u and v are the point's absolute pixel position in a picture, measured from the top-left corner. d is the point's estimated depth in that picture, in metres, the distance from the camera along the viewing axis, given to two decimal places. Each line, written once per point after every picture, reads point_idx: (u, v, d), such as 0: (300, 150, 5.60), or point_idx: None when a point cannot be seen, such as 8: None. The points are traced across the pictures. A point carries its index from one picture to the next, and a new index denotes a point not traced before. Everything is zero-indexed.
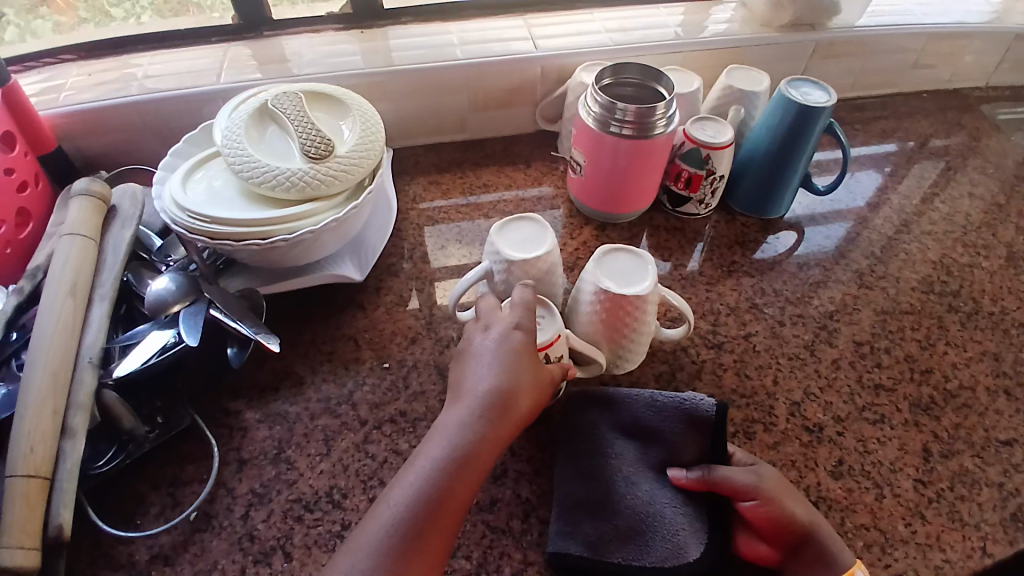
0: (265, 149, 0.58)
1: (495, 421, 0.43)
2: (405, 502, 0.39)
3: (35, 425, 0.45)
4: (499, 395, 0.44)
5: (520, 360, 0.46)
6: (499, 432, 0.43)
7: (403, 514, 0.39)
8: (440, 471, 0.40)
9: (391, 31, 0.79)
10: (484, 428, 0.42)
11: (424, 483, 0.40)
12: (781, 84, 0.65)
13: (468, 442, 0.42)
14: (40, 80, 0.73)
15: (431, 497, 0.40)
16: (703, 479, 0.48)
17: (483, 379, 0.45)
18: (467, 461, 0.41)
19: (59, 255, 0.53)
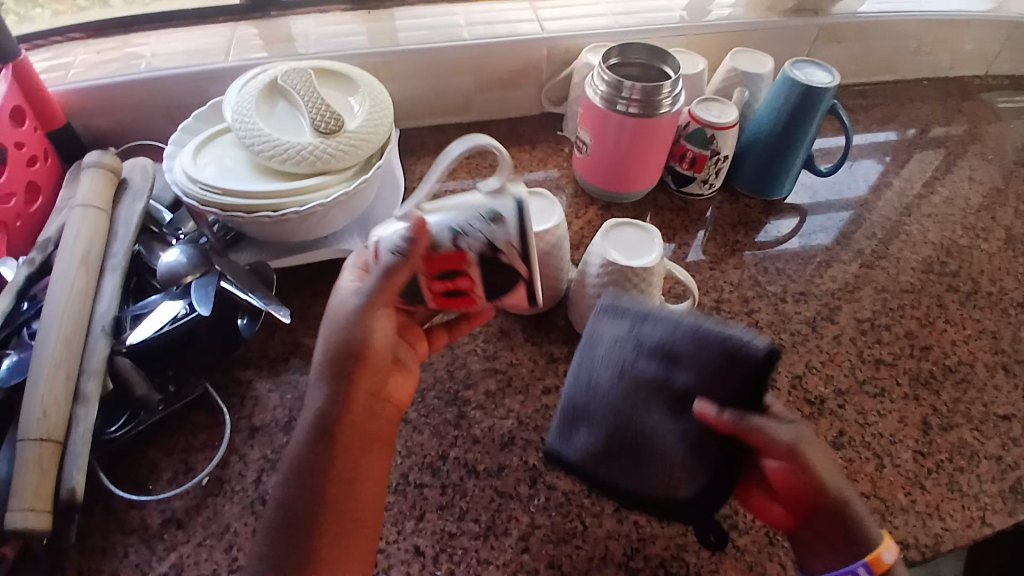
0: (276, 124, 0.59)
1: (360, 373, 0.43)
2: (292, 464, 0.42)
3: (49, 391, 0.46)
4: (344, 348, 0.42)
5: (377, 315, 0.42)
6: (337, 393, 0.42)
7: (294, 474, 0.41)
8: (314, 425, 0.42)
9: (398, 12, 0.79)
10: (328, 395, 0.42)
11: (302, 442, 0.42)
12: (785, 66, 0.66)
13: (322, 410, 0.42)
14: (49, 58, 0.73)
15: (312, 456, 0.41)
16: (735, 425, 0.39)
17: (328, 336, 0.43)
18: (329, 428, 0.42)
19: (72, 225, 0.54)
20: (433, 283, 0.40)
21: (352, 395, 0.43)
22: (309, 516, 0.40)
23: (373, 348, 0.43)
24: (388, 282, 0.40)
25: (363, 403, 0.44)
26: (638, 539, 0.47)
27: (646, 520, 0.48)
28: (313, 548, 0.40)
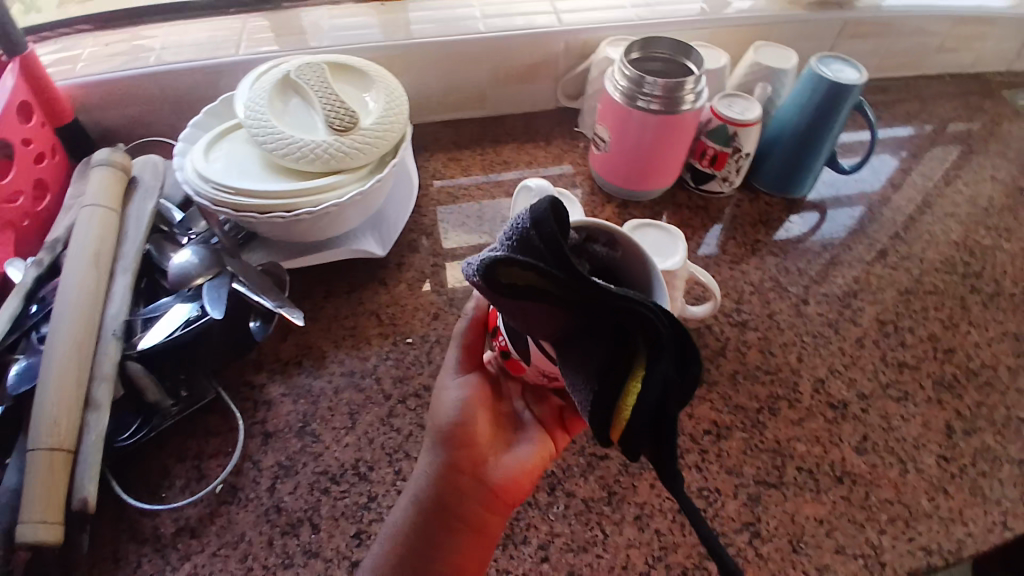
0: (289, 120, 0.57)
1: (465, 444, 0.46)
2: (397, 527, 0.44)
3: (59, 397, 0.45)
4: (449, 423, 0.46)
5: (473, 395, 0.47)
6: (450, 462, 0.45)
7: (393, 539, 0.43)
8: (421, 495, 0.45)
9: (412, 4, 0.78)
10: (435, 466, 0.45)
11: (410, 508, 0.44)
12: (810, 62, 0.64)
13: (427, 484, 0.45)
14: (53, 50, 0.72)
15: (416, 523, 0.44)
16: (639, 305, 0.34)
17: (448, 410, 0.47)
18: (431, 504, 0.44)
19: (81, 225, 0.53)
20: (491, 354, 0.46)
21: (454, 465, 0.45)
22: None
23: (474, 418, 0.46)
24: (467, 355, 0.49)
25: (466, 476, 0.45)
26: (661, 548, 0.46)
27: (668, 529, 0.47)
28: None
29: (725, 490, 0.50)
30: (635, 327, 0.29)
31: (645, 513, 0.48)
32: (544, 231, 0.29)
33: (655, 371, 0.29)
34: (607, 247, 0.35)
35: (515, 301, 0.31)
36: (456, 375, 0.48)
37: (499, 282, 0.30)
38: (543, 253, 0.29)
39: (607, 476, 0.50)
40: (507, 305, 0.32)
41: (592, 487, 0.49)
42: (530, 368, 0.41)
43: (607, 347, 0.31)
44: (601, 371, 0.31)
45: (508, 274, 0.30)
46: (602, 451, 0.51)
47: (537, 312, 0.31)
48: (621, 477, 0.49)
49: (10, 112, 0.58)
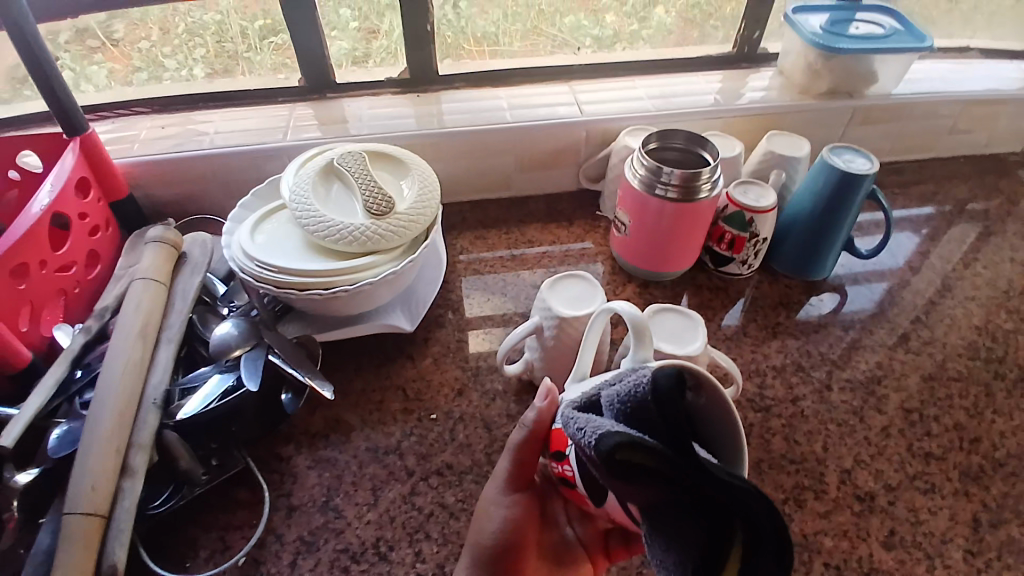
0: (330, 204, 0.61)
1: (505, 567, 0.46)
2: None
3: (99, 462, 0.47)
4: (491, 543, 0.47)
5: (520, 517, 0.47)
6: None
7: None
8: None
9: (445, 95, 0.84)
10: None
11: None
12: (823, 152, 0.67)
13: None
14: (114, 131, 0.78)
15: None
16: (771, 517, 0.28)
17: (493, 529, 0.47)
18: None
19: (132, 297, 0.56)
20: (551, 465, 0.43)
21: None
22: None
23: (515, 544, 0.47)
24: (518, 468, 0.47)
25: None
26: None
27: None
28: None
29: None
30: (737, 516, 0.29)
31: None
32: (664, 409, 0.31)
33: (750, 565, 0.29)
34: (695, 394, 0.34)
35: (625, 480, 0.30)
36: (502, 495, 0.48)
37: (617, 463, 0.29)
38: (664, 430, 0.31)
39: (630, 568, 0.50)
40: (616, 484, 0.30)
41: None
42: (594, 507, 0.40)
43: (704, 533, 0.29)
44: (700, 556, 0.29)
45: (629, 456, 0.29)
46: None
47: (641, 493, 0.30)
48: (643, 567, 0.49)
49: (68, 189, 0.63)
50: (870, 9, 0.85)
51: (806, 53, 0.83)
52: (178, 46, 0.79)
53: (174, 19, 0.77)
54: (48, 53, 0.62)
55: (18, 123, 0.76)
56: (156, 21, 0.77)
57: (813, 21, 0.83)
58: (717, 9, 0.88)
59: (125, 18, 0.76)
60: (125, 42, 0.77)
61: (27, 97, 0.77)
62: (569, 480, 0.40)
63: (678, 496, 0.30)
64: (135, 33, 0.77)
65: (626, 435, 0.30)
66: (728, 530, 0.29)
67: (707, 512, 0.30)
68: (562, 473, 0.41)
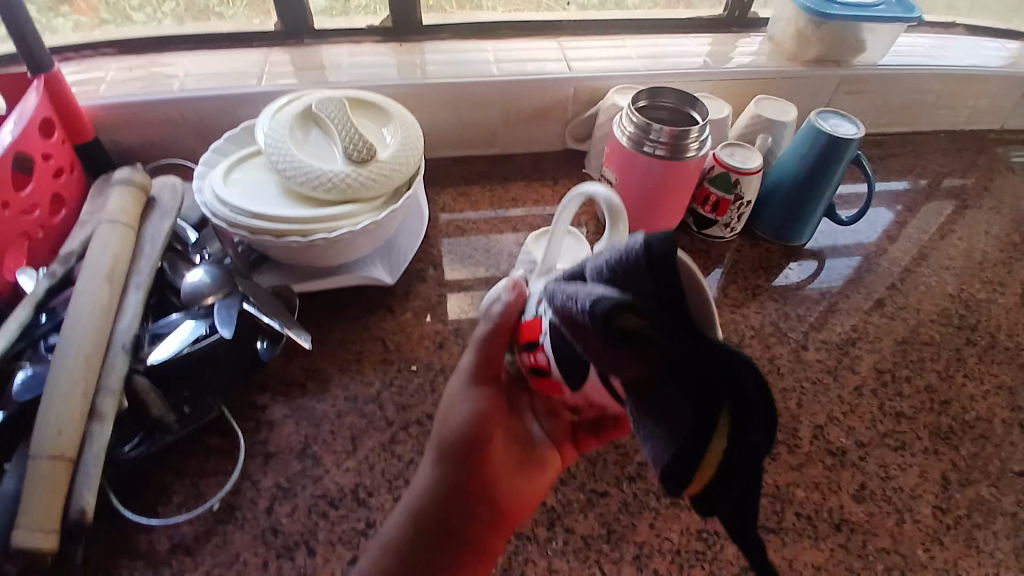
0: (308, 151, 0.59)
1: (470, 458, 0.46)
2: (384, 542, 0.44)
3: (64, 408, 0.45)
4: (455, 436, 0.47)
5: (485, 408, 0.47)
6: (455, 479, 0.46)
7: (387, 553, 0.44)
8: (421, 502, 0.45)
9: (429, 46, 0.82)
10: (439, 481, 0.46)
11: (402, 523, 0.45)
12: (810, 115, 0.66)
13: (427, 498, 0.45)
14: (78, 70, 0.74)
15: (408, 539, 0.44)
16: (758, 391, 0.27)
17: (457, 422, 0.47)
18: (427, 518, 0.45)
19: (99, 241, 0.54)
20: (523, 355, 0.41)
21: (459, 481, 0.46)
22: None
23: (478, 435, 0.47)
24: (483, 360, 0.47)
25: (472, 493, 0.46)
26: None
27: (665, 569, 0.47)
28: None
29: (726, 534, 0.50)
30: (729, 391, 0.27)
31: (644, 553, 0.48)
32: (656, 269, 0.27)
33: (742, 434, 0.28)
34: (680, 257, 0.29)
35: (618, 350, 0.27)
36: (467, 389, 0.48)
37: (608, 329, 0.27)
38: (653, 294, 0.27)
39: (607, 514, 0.50)
40: (601, 351, 0.28)
41: (591, 524, 0.50)
42: (571, 394, 0.38)
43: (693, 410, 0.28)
44: (690, 433, 0.28)
45: (624, 324, 0.27)
46: (602, 487, 0.52)
47: (634, 366, 0.28)
48: (620, 514, 0.50)
49: (31, 127, 0.60)
50: None
51: (797, 18, 0.83)
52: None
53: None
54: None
55: None
56: None
57: None
58: None
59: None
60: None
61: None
62: (541, 364, 0.38)
63: (669, 369, 0.28)
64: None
65: (618, 303, 0.26)
66: (723, 405, 0.27)
67: (697, 385, 0.28)
68: (533, 363, 0.39)
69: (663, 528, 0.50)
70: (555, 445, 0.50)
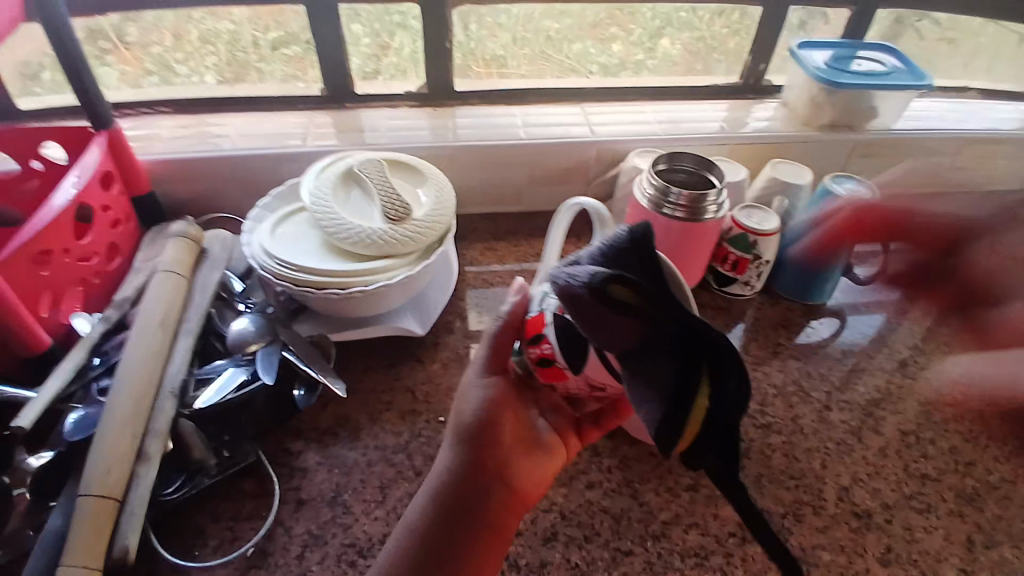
0: (349, 208, 0.63)
1: (483, 442, 0.48)
2: (408, 528, 0.46)
3: (115, 447, 0.47)
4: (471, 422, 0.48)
5: (500, 396, 0.49)
6: (473, 459, 0.48)
7: (410, 537, 0.46)
8: (440, 485, 0.47)
9: (460, 111, 0.87)
10: (457, 463, 0.48)
11: (422, 507, 0.47)
12: (824, 180, 0.69)
13: (448, 481, 0.47)
14: (136, 129, 0.80)
15: (429, 521, 0.46)
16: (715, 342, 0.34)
17: (471, 408, 0.49)
18: (449, 500, 0.47)
19: (154, 289, 0.58)
20: (530, 348, 0.44)
21: (475, 464, 0.47)
22: (414, 571, 0.44)
23: (491, 418, 0.48)
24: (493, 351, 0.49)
25: (485, 476, 0.47)
26: None
27: None
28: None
29: None
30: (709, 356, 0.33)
31: None
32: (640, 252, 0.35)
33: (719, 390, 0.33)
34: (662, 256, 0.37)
35: (614, 316, 0.33)
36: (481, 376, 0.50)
37: (606, 295, 0.33)
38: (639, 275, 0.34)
39: (633, 574, 0.50)
40: (595, 318, 0.34)
41: None
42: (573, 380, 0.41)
43: (676, 371, 0.33)
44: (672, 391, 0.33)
45: (619, 290, 0.33)
46: (626, 546, 0.52)
47: (627, 334, 0.34)
48: (646, 574, 0.50)
49: (93, 182, 0.65)
50: (873, 47, 0.89)
51: (809, 86, 0.87)
52: (191, 52, 0.82)
53: (188, 26, 0.80)
54: (75, 41, 0.64)
55: (41, 117, 0.78)
56: (170, 27, 0.80)
57: (816, 56, 0.87)
58: (722, 43, 0.93)
59: (138, 22, 0.79)
60: (137, 44, 0.80)
61: (34, 83, 0.79)
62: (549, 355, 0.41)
63: (656, 335, 0.34)
64: (148, 37, 0.80)
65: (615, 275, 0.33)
66: (695, 366, 0.33)
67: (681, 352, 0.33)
68: (540, 354, 0.42)
69: None
70: (560, 436, 0.51)
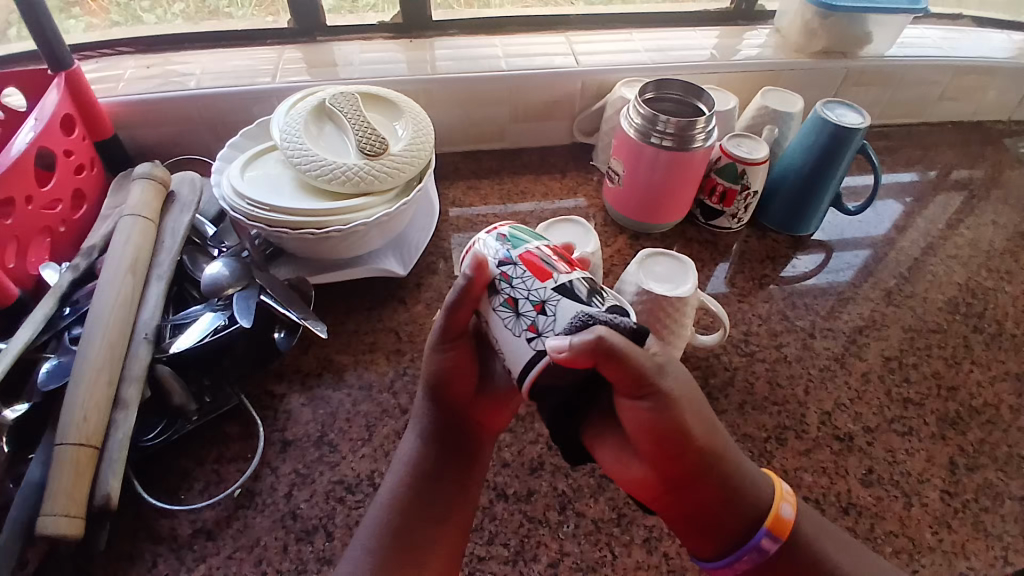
0: (322, 144, 0.61)
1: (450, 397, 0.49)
2: (404, 463, 0.48)
3: (89, 395, 0.46)
4: (435, 374, 0.48)
5: (460, 356, 0.48)
6: (444, 407, 0.49)
7: (408, 471, 0.47)
8: (425, 425, 0.49)
9: (438, 42, 0.83)
10: (433, 407, 0.49)
11: (415, 443, 0.48)
12: (816, 106, 0.67)
13: (428, 422, 0.49)
14: (95, 69, 0.76)
15: (420, 454, 0.48)
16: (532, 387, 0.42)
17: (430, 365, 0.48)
18: (433, 435, 0.48)
19: (121, 234, 0.55)
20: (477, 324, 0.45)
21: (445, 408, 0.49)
22: (412, 505, 0.46)
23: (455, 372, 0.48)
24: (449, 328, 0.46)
25: (452, 416, 0.49)
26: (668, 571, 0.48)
27: (675, 552, 0.48)
28: (413, 538, 0.45)
29: None
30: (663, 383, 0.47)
31: (654, 535, 0.49)
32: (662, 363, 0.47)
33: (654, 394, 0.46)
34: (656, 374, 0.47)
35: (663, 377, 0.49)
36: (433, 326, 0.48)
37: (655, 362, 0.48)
38: None
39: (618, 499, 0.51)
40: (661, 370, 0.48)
41: (602, 508, 0.51)
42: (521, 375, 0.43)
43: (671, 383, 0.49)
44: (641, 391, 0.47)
45: None
46: None
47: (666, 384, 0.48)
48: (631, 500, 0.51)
49: (53, 126, 0.61)
50: None
51: (804, 11, 0.83)
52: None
53: None
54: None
55: None
56: None
57: None
58: None
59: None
60: None
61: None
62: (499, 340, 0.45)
63: None
64: None
65: None
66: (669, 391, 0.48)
67: None
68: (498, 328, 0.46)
69: None
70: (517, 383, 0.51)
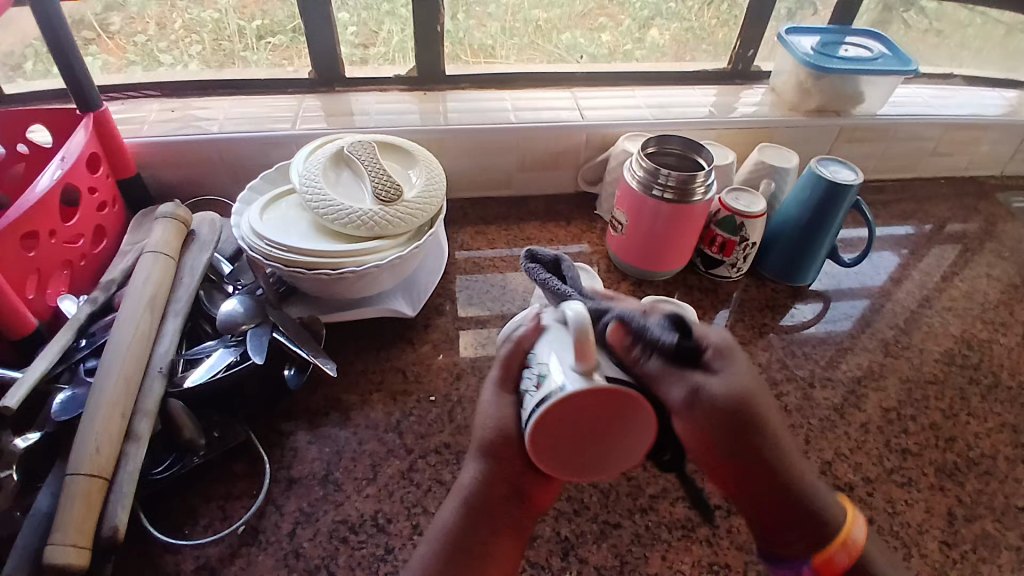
0: (339, 189, 0.63)
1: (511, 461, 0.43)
2: (442, 530, 0.45)
3: (103, 427, 0.47)
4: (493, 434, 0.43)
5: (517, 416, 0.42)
6: (498, 474, 0.43)
7: (444, 539, 0.45)
8: (469, 493, 0.45)
9: (449, 95, 0.87)
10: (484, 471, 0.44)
11: (454, 512, 0.45)
12: (812, 163, 0.70)
13: (474, 486, 0.44)
14: (120, 112, 0.79)
15: (459, 527, 0.44)
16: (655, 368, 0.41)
17: (492, 420, 0.43)
18: (481, 503, 0.44)
19: (142, 269, 0.57)
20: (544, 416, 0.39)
21: (497, 474, 0.43)
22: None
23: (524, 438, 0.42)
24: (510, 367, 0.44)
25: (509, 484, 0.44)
26: None
27: None
28: None
29: (737, 566, 0.51)
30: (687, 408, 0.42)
31: None
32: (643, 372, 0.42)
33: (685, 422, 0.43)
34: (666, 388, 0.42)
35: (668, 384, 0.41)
36: (502, 384, 0.44)
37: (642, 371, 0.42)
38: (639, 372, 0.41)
39: (620, 545, 0.51)
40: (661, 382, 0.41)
41: (605, 555, 0.51)
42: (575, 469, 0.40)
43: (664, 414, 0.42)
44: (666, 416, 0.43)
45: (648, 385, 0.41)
46: (614, 518, 0.53)
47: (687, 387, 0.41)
48: (633, 545, 0.51)
49: (80, 164, 0.64)
50: (858, 32, 0.89)
51: (797, 71, 0.87)
52: (176, 41, 0.81)
53: (173, 15, 0.79)
54: (60, 11, 0.62)
55: (21, 98, 0.77)
56: (154, 15, 0.78)
57: (804, 42, 0.87)
58: (710, 34, 0.93)
59: (123, 11, 0.78)
60: (121, 33, 0.79)
61: (18, 74, 0.77)
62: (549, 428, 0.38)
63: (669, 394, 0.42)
64: (132, 26, 0.78)
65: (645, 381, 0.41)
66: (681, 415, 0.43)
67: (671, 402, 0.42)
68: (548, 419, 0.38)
69: (675, 560, 0.51)
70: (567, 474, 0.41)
